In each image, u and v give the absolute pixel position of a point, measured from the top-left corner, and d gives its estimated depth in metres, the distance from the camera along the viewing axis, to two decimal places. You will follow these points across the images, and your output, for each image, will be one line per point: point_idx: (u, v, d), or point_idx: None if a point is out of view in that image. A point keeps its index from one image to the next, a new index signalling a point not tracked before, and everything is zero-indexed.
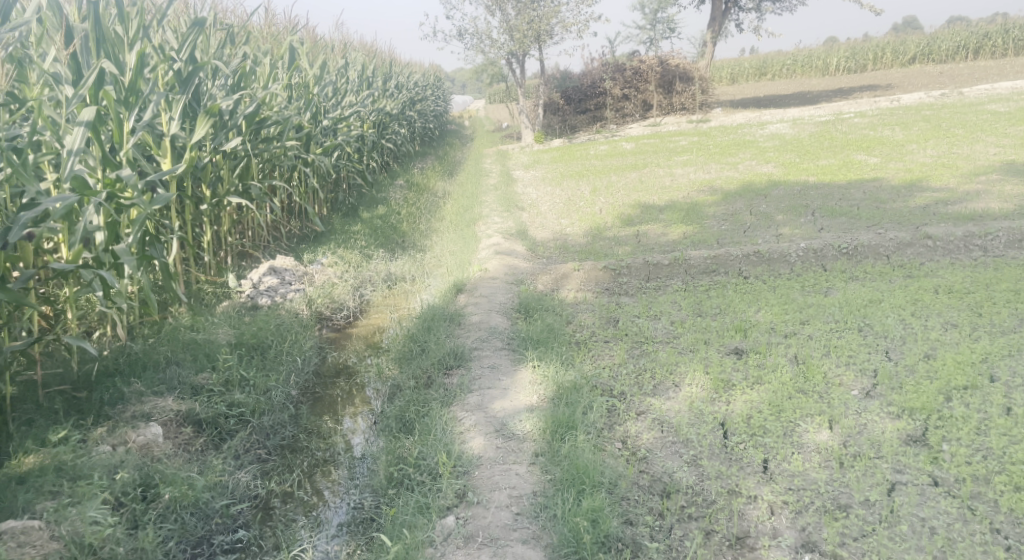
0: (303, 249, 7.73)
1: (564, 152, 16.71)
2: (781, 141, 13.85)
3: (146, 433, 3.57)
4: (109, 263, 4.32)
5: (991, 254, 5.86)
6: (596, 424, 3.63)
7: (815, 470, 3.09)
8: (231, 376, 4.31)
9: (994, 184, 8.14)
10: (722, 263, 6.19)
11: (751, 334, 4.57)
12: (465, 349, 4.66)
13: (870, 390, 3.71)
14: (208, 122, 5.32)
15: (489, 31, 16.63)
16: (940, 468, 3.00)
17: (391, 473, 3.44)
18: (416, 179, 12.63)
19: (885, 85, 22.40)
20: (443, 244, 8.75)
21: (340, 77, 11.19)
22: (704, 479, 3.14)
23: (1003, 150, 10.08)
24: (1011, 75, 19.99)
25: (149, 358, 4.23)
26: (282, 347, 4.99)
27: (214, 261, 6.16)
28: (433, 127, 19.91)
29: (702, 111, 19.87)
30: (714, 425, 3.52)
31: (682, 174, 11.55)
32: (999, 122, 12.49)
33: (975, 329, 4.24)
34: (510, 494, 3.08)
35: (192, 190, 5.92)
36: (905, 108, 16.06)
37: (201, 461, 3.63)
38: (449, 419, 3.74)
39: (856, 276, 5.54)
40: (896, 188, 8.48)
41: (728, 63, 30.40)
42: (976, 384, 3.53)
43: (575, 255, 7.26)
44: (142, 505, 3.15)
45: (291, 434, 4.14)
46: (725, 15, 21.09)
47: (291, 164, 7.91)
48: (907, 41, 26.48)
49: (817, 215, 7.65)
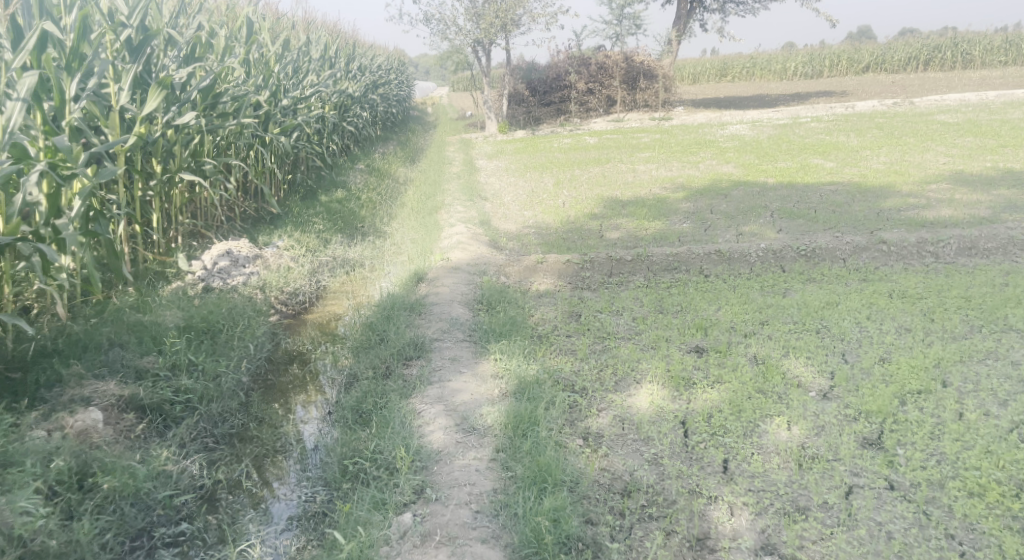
0: (258, 231, 7.48)
1: (527, 143, 16.64)
2: (740, 142, 14.07)
3: (85, 418, 3.31)
4: (49, 238, 4.09)
5: (942, 260, 6.03)
6: (557, 420, 3.58)
7: (775, 471, 3.11)
8: (179, 361, 4.09)
9: (944, 192, 8.41)
10: (684, 261, 6.22)
11: (711, 332, 4.60)
12: (425, 340, 4.56)
13: (827, 392, 3.77)
14: (161, 94, 5.06)
15: (455, 18, 16.41)
16: (896, 472, 3.05)
17: (346, 467, 3.32)
18: (377, 164, 12.39)
19: (840, 91, 23.01)
20: (404, 231, 8.58)
21: (301, 55, 10.86)
22: (665, 479, 3.13)
23: (952, 160, 10.44)
24: (958, 88, 20.76)
25: (90, 340, 3.98)
26: (233, 331, 4.78)
27: (163, 240, 5.88)
28: (396, 112, 19.60)
29: (664, 109, 20.06)
30: (675, 424, 3.51)
31: (644, 170, 11.62)
32: (948, 133, 12.93)
33: (927, 334, 4.36)
34: (469, 491, 3.01)
35: (141, 164, 5.62)
36: (859, 115, 16.51)
37: (144, 449, 3.42)
38: (408, 412, 3.64)
39: (813, 278, 5.64)
40: (851, 193, 8.68)
41: (691, 63, 30.79)
42: (930, 388, 3.62)
43: (538, 248, 7.21)
44: (78, 495, 2.94)
45: (240, 423, 3.97)
46: (690, 14, 21.32)
47: (247, 143, 7.63)
48: (862, 49, 27.24)
49: (776, 216, 7.78)
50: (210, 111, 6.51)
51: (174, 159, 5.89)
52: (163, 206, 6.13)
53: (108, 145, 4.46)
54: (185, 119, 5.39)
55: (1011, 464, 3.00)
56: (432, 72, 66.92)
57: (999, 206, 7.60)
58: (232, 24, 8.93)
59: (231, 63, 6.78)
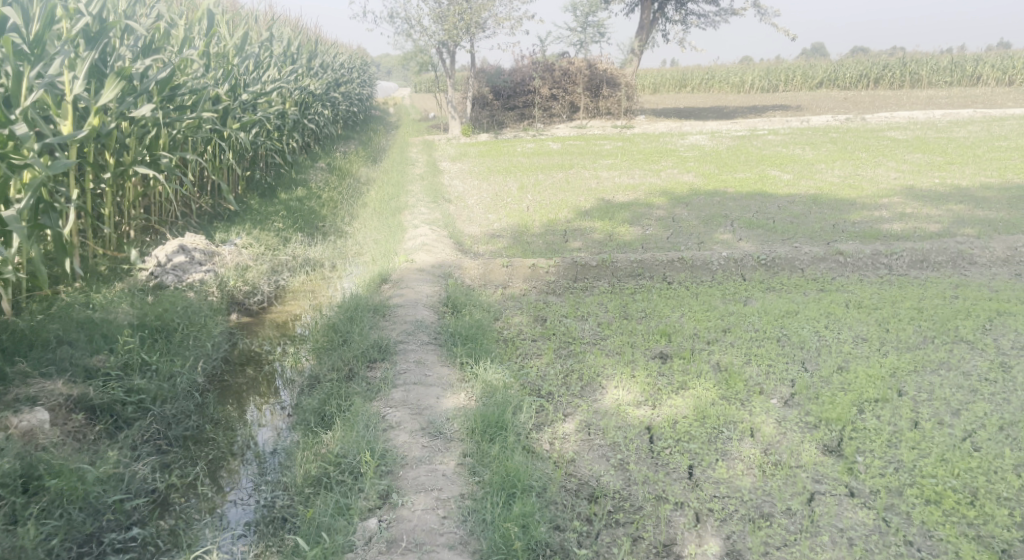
0: (215, 228, 7.27)
1: (491, 147, 16.62)
2: (701, 152, 14.34)
3: (30, 418, 3.15)
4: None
5: (895, 272, 6.24)
6: (524, 425, 3.55)
7: (739, 477, 3.15)
8: (131, 360, 3.91)
9: (895, 206, 8.71)
10: (647, 268, 6.29)
11: (675, 339, 4.66)
12: (390, 342, 4.48)
13: (788, 399, 3.85)
14: (119, 85, 4.93)
15: (420, 18, 16.30)
16: (856, 479, 3.13)
17: (307, 471, 3.22)
18: (339, 163, 12.21)
19: (796, 106, 23.63)
20: (366, 231, 8.46)
21: (262, 50, 10.63)
22: (631, 484, 3.14)
23: (902, 176, 10.83)
24: (906, 106, 21.56)
25: (37, 337, 3.81)
26: (188, 330, 4.61)
27: (114, 234, 5.65)
28: (357, 111, 19.35)
29: (626, 117, 20.30)
30: (641, 430, 3.53)
31: (608, 177, 11.73)
32: (898, 149, 13.41)
33: (883, 343, 4.49)
34: (436, 497, 2.96)
35: (94, 156, 5.40)
36: (814, 130, 17.01)
37: (94, 451, 3.26)
38: (372, 415, 3.56)
39: (772, 286, 5.77)
40: (807, 204, 8.92)
41: (652, 72, 31.24)
42: (887, 397, 3.73)
43: (503, 252, 7.19)
44: (22, 498, 2.78)
45: (196, 425, 3.83)
46: (652, 24, 21.64)
47: (205, 138, 7.41)
48: (816, 65, 28.05)
49: (736, 225, 7.94)
50: (168, 104, 6.31)
51: (128, 151, 5.67)
52: (116, 200, 5.89)
53: (62, 137, 4.30)
54: (142, 111, 5.21)
55: (965, 472, 3.10)
56: (395, 73, 66.51)
57: (947, 221, 7.90)
58: (191, 15, 8.68)
59: (190, 56, 6.58)
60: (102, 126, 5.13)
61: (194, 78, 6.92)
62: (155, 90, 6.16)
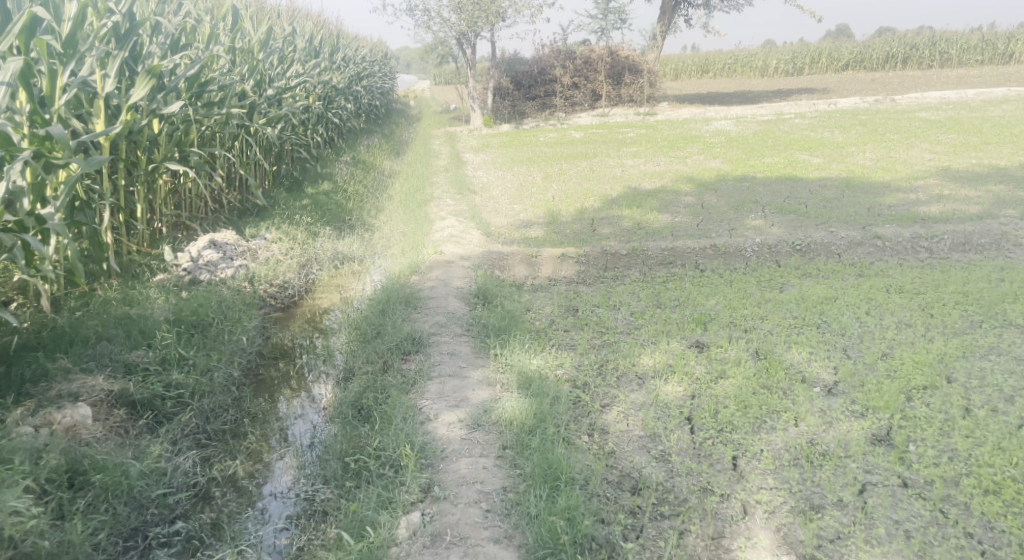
0: (244, 223, 7.31)
1: (513, 137, 16.52)
2: (727, 138, 14.10)
3: (74, 413, 3.16)
4: (33, 228, 4.01)
5: (936, 256, 6.06)
6: (563, 416, 3.50)
7: (786, 468, 3.08)
8: (169, 355, 3.95)
9: (932, 188, 8.46)
10: (679, 255, 6.22)
11: (711, 327, 4.57)
12: (423, 334, 4.45)
13: (832, 387, 3.75)
14: (149, 83, 4.96)
15: (440, 10, 16.24)
16: (908, 469, 3.04)
17: (347, 465, 3.22)
18: (363, 156, 12.23)
19: (822, 88, 23.12)
20: (393, 224, 8.45)
21: (286, 45, 10.68)
22: (674, 476, 3.09)
23: (938, 157, 10.55)
24: (938, 86, 21.00)
25: (76, 334, 3.84)
26: (223, 325, 4.65)
27: (147, 231, 5.70)
28: (379, 105, 19.37)
29: (649, 104, 20.06)
30: (681, 420, 3.47)
31: (633, 165, 11.59)
32: (932, 130, 13.06)
33: (928, 329, 4.36)
34: (479, 490, 2.92)
35: (126, 152, 5.44)
36: (842, 112, 16.65)
37: (136, 446, 3.28)
38: (410, 407, 3.53)
39: (809, 273, 5.62)
40: (840, 188, 8.71)
41: (673, 58, 30.80)
42: (936, 384, 3.62)
43: (531, 241, 7.14)
44: (68, 493, 2.80)
45: (234, 418, 3.85)
46: (674, 9, 21.32)
47: (232, 133, 7.44)
48: (842, 47, 27.44)
49: (767, 210, 7.78)
50: (197, 100, 6.35)
51: (160, 148, 5.71)
52: (148, 197, 5.95)
53: (94, 134, 4.35)
54: (172, 108, 5.22)
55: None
56: (414, 66, 66.72)
57: (988, 202, 7.66)
58: (215, 11, 8.70)
59: (217, 52, 6.60)
60: (133, 123, 5.18)
61: (221, 74, 6.94)
62: (184, 87, 6.19)
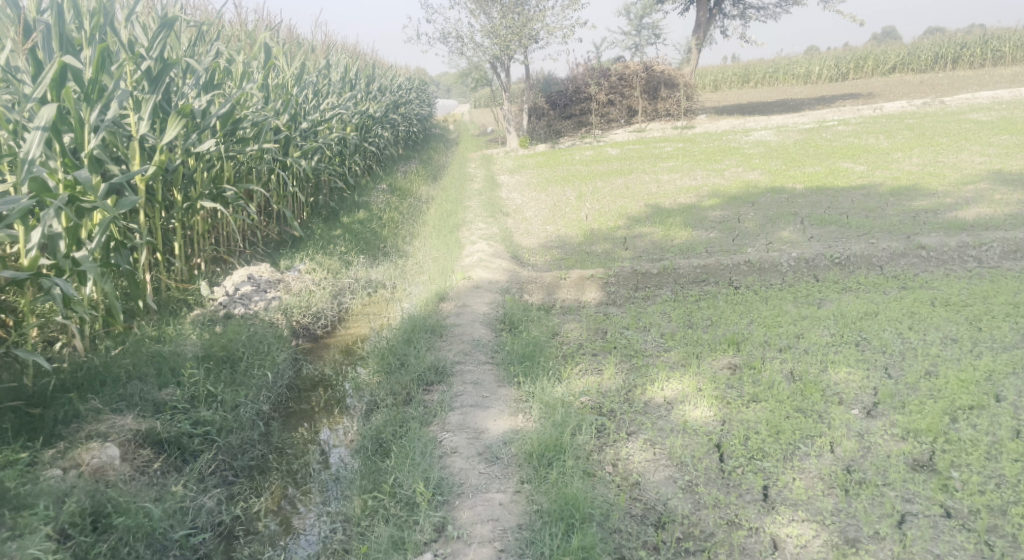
0: (280, 255, 7.47)
1: (548, 157, 16.53)
2: (766, 148, 13.80)
3: (102, 454, 3.24)
4: (69, 271, 4.13)
5: (986, 265, 5.75)
6: (585, 446, 3.41)
7: (820, 498, 2.92)
8: (197, 392, 4.03)
9: (984, 193, 8.07)
10: (712, 273, 6.06)
11: (744, 347, 4.40)
12: (446, 363, 4.43)
13: (871, 409, 3.56)
14: (180, 122, 5.15)
15: (472, 35, 16.47)
16: (952, 498, 2.84)
17: (365, 501, 3.21)
18: (399, 183, 12.40)
19: (867, 93, 22.46)
20: (426, 250, 8.52)
21: (321, 78, 10.97)
22: (700, 508, 2.96)
23: (989, 159, 10.08)
24: (990, 85, 20.21)
25: (109, 373, 3.95)
26: (253, 359, 4.73)
27: (184, 267, 5.87)
28: (417, 131, 19.68)
29: (686, 118, 19.84)
30: (710, 447, 3.34)
31: (668, 180, 11.44)
32: (983, 131, 12.52)
33: (976, 344, 4.12)
34: (494, 528, 2.87)
35: (162, 192, 5.64)
36: (887, 117, 16.14)
37: (161, 486, 3.34)
38: (429, 441, 3.51)
39: (849, 287, 5.40)
40: (883, 196, 8.40)
41: (711, 70, 30.46)
42: (983, 403, 3.39)
43: (561, 263, 7.08)
44: (91, 537, 2.86)
45: (261, 454, 3.91)
46: (709, 21, 21.12)
47: (267, 168, 7.65)
48: (887, 51, 26.69)
49: (806, 222, 7.54)
50: (230, 137, 6.54)
51: (194, 187, 5.91)
52: (185, 234, 6.14)
53: (126, 175, 4.51)
54: (204, 146, 5.39)
55: None
56: (454, 91, 67.82)
57: None
58: (250, 50, 8.98)
59: (249, 90, 6.78)
60: (167, 163, 5.36)
61: (255, 111, 7.13)
62: (217, 126, 6.38)
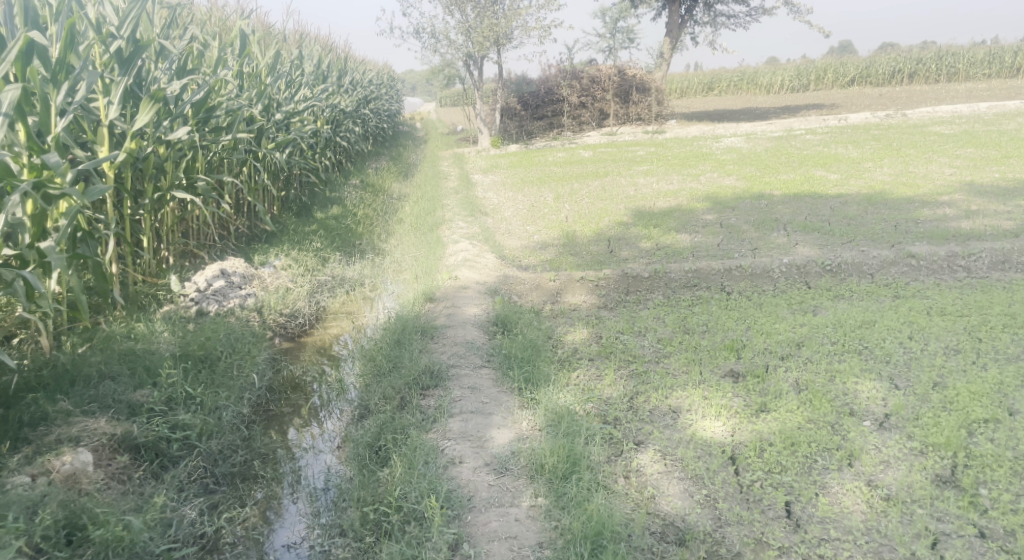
0: (253, 250, 7.12)
1: (522, 157, 16.37)
2: (738, 155, 13.91)
3: (74, 460, 2.96)
4: (34, 262, 3.80)
5: (974, 274, 5.81)
6: (598, 457, 3.24)
7: (847, 515, 2.83)
8: (175, 393, 3.73)
9: (959, 203, 8.22)
10: (702, 278, 5.97)
11: (745, 355, 4.30)
12: (441, 367, 4.23)
13: (883, 421, 3.48)
14: (153, 108, 4.81)
15: (447, 32, 16.22)
16: (984, 517, 2.80)
17: (367, 514, 3.00)
18: (371, 179, 12.08)
19: (830, 104, 22.94)
20: (404, 248, 8.27)
21: (293, 69, 10.58)
22: (723, 525, 2.84)
23: (958, 170, 10.34)
24: (947, 100, 20.86)
25: (79, 372, 3.65)
26: (232, 359, 4.43)
27: (153, 260, 5.51)
28: (385, 127, 19.26)
29: (657, 122, 19.91)
30: (725, 460, 3.21)
31: (645, 184, 11.40)
32: (947, 144, 12.86)
33: (979, 355, 4.11)
34: (513, 547, 2.72)
35: (132, 182, 5.29)
36: (853, 127, 16.47)
37: (139, 495, 3.06)
38: (432, 449, 3.32)
39: (842, 294, 5.38)
40: (862, 204, 8.48)
41: (677, 76, 30.70)
42: (998, 417, 3.36)
43: (548, 264, 6.93)
44: (65, 553, 2.59)
45: (244, 460, 3.63)
46: (681, 27, 21.27)
47: (240, 158, 7.30)
48: (847, 63, 27.33)
49: (790, 229, 7.54)
50: (203, 126, 6.20)
51: (166, 175, 5.56)
52: (155, 225, 5.76)
53: (97, 161, 4.18)
54: (178, 133, 5.08)
55: None
56: (420, 89, 67.22)
57: (1019, 217, 7.43)
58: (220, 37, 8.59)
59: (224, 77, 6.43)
60: (138, 151, 5.02)
61: (229, 99, 6.79)
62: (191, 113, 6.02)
